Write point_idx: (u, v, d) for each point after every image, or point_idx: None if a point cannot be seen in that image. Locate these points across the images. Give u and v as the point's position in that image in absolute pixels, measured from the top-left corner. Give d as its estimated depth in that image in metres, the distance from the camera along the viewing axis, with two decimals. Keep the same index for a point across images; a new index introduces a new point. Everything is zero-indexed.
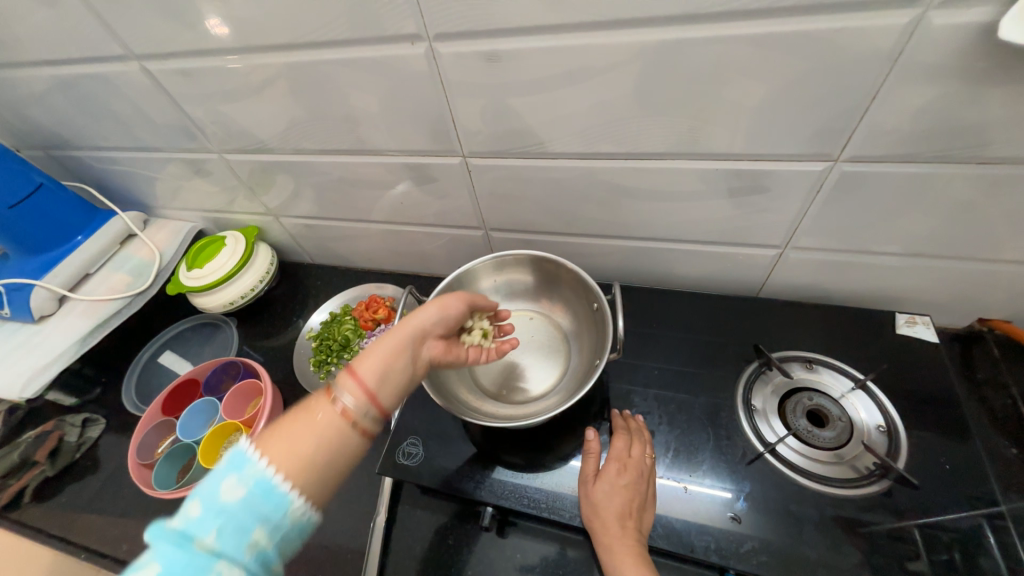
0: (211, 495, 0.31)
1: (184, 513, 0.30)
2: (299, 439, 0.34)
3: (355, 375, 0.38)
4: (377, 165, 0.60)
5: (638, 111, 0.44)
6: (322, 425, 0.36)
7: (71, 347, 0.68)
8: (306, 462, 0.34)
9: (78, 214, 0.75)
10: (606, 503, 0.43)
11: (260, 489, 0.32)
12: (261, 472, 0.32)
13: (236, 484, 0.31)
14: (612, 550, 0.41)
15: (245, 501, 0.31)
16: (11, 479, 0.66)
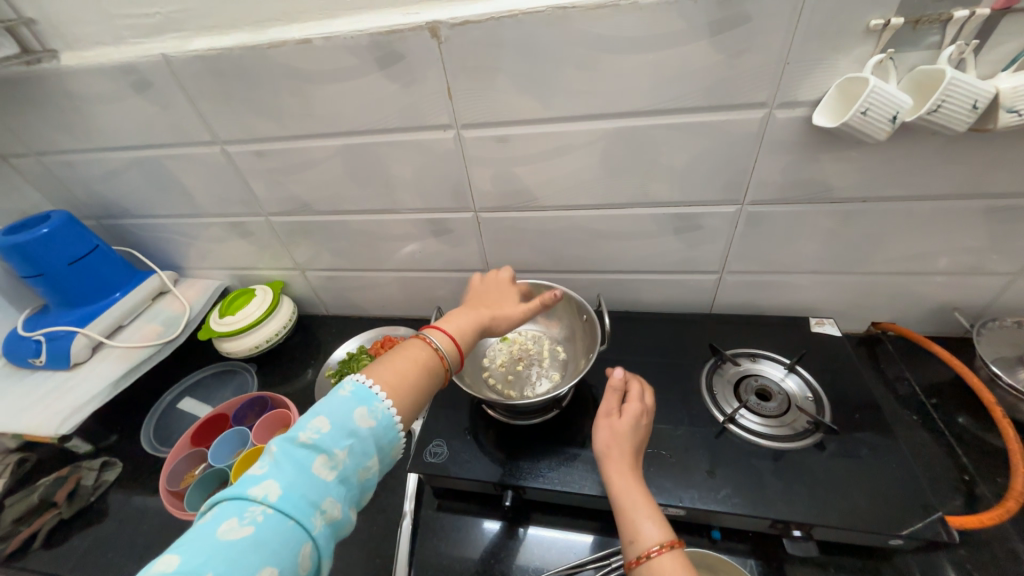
0: (345, 419, 0.44)
1: (319, 428, 0.43)
2: (401, 365, 0.49)
3: (440, 331, 0.54)
4: (402, 221, 0.75)
5: (605, 174, 0.62)
6: (415, 359, 0.50)
7: (106, 388, 0.73)
8: (402, 387, 0.48)
9: (120, 273, 0.84)
10: (619, 442, 0.51)
11: (378, 427, 0.45)
12: (384, 409, 0.46)
13: (365, 417, 0.45)
14: (617, 474, 0.49)
15: (370, 432, 0.44)
16: (22, 526, 0.66)
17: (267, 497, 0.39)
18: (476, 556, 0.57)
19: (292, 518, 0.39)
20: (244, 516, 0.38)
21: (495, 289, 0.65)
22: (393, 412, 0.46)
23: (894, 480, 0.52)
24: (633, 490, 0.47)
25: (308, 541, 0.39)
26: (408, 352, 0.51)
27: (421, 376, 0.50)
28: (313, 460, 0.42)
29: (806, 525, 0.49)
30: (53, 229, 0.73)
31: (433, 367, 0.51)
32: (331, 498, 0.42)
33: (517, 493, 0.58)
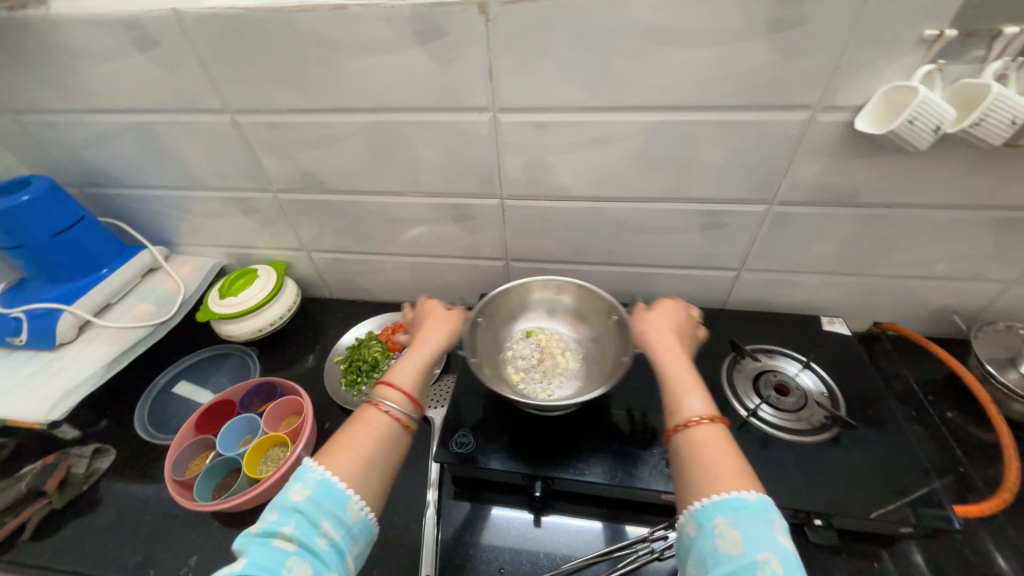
0: (287, 497, 0.42)
1: (267, 514, 0.41)
2: (356, 442, 0.46)
3: (392, 388, 0.50)
4: (423, 204, 0.72)
5: (640, 167, 0.62)
6: (370, 430, 0.47)
7: (98, 372, 0.68)
8: (363, 459, 0.45)
9: (109, 248, 0.77)
10: (658, 329, 0.55)
11: (318, 493, 0.42)
12: (322, 475, 0.43)
13: (300, 489, 0.42)
14: (665, 357, 0.51)
15: (308, 499, 0.41)
16: (9, 516, 0.62)
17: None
18: (502, 546, 0.58)
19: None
20: None
21: (432, 321, 0.60)
22: (337, 481, 0.43)
23: (908, 472, 0.55)
24: (674, 367, 0.49)
25: None
26: (362, 425, 0.48)
27: (381, 444, 0.47)
28: (268, 542, 0.39)
29: (826, 515, 0.52)
30: (35, 196, 0.66)
31: (393, 430, 0.48)
32: (295, 557, 0.39)
33: (545, 484, 0.59)
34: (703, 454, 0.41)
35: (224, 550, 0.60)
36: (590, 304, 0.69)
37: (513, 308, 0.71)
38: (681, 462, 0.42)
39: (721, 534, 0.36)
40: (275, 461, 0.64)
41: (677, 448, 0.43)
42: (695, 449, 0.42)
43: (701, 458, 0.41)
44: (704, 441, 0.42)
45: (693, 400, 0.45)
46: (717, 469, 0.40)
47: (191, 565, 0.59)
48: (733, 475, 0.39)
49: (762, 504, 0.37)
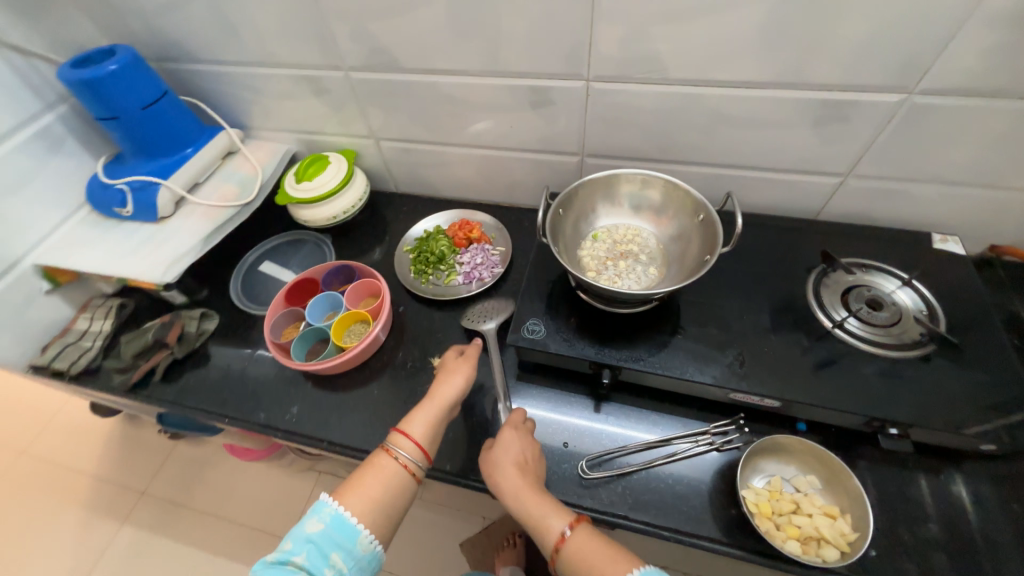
0: (302, 528, 0.50)
1: (285, 543, 0.49)
2: (369, 484, 0.53)
3: (405, 438, 0.56)
4: (501, 87, 0.67)
5: (758, 42, 0.53)
6: (384, 477, 0.54)
7: (198, 243, 0.74)
8: (371, 500, 0.52)
9: (191, 126, 0.79)
10: (507, 451, 0.55)
11: (332, 528, 0.50)
12: (334, 512, 0.51)
13: (317, 522, 0.50)
14: (524, 493, 0.52)
15: (322, 531, 0.49)
16: (142, 360, 0.72)
17: None
18: (567, 425, 0.62)
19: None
20: None
21: (452, 361, 0.63)
22: (343, 520, 0.50)
23: (1009, 394, 0.52)
24: (522, 484, 0.52)
25: None
26: (376, 467, 0.54)
27: (387, 494, 0.53)
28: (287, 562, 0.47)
29: (906, 424, 0.51)
30: (121, 66, 0.67)
31: (400, 480, 0.54)
32: None
33: (614, 374, 0.60)
34: (583, 560, 0.48)
35: (321, 404, 0.68)
36: (674, 201, 0.64)
37: (590, 201, 0.67)
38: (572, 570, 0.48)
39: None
40: (358, 335, 0.71)
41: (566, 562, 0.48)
42: (578, 554, 0.48)
43: (586, 560, 0.48)
44: (580, 547, 0.48)
45: (557, 511, 0.51)
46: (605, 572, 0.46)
47: (294, 413, 0.67)
48: (611, 564, 0.47)
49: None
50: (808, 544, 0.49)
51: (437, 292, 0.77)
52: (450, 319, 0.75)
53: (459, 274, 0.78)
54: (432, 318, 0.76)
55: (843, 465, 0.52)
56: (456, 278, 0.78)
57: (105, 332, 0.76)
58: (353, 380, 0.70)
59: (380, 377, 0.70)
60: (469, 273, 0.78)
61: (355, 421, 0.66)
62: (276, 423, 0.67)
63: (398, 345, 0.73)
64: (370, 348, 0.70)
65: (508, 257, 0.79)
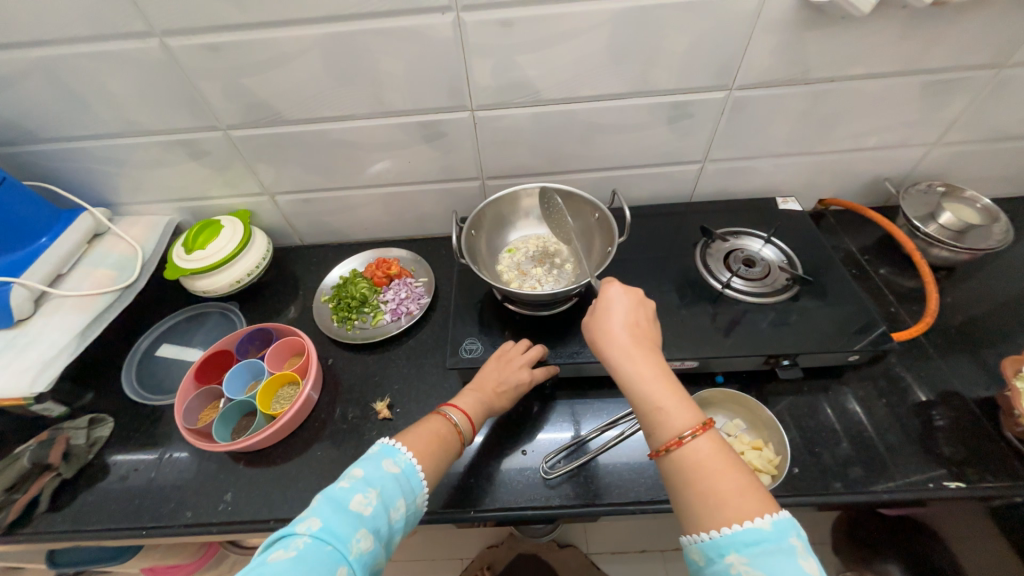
0: (375, 470, 0.46)
1: (353, 474, 0.46)
2: (421, 432, 0.52)
3: (459, 406, 0.57)
4: (392, 126, 0.69)
5: (608, 61, 0.62)
6: (438, 436, 0.53)
7: (73, 340, 0.65)
8: (423, 450, 0.51)
9: (43, 213, 0.70)
10: (607, 322, 0.50)
11: (406, 474, 0.48)
12: (407, 459, 0.49)
13: (393, 463, 0.48)
14: (645, 375, 0.46)
15: (396, 476, 0.47)
16: (17, 494, 0.59)
17: (309, 527, 0.40)
18: (521, 432, 0.64)
19: (327, 547, 0.39)
20: (289, 545, 0.39)
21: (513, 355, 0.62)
22: (415, 462, 0.49)
23: (857, 311, 0.64)
24: (647, 379, 0.46)
25: (345, 566, 0.39)
26: (428, 423, 0.54)
27: (435, 447, 0.51)
28: (350, 500, 0.43)
29: (793, 354, 0.61)
30: None
31: (448, 441, 0.53)
32: (364, 529, 0.42)
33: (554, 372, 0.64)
34: (703, 465, 0.41)
35: (258, 482, 0.62)
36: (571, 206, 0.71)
37: (498, 219, 0.71)
38: (678, 479, 0.42)
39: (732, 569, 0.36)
40: (288, 398, 0.66)
41: (678, 467, 0.42)
42: (695, 464, 0.41)
43: (707, 469, 0.41)
44: (705, 456, 0.41)
45: (683, 413, 0.44)
46: (720, 486, 0.40)
47: (228, 501, 0.61)
48: (738, 496, 0.39)
49: (778, 532, 0.37)
50: None
51: (367, 334, 0.75)
52: (384, 360, 0.73)
53: (385, 312, 0.77)
54: (366, 363, 0.74)
55: (757, 403, 0.61)
56: (383, 316, 0.77)
57: None
58: (289, 449, 0.65)
59: (321, 436, 0.66)
60: (395, 309, 0.77)
61: (300, 492, 0.61)
62: (208, 518, 0.59)
63: (334, 398, 0.69)
64: (306, 409, 0.66)
65: (431, 288, 0.80)
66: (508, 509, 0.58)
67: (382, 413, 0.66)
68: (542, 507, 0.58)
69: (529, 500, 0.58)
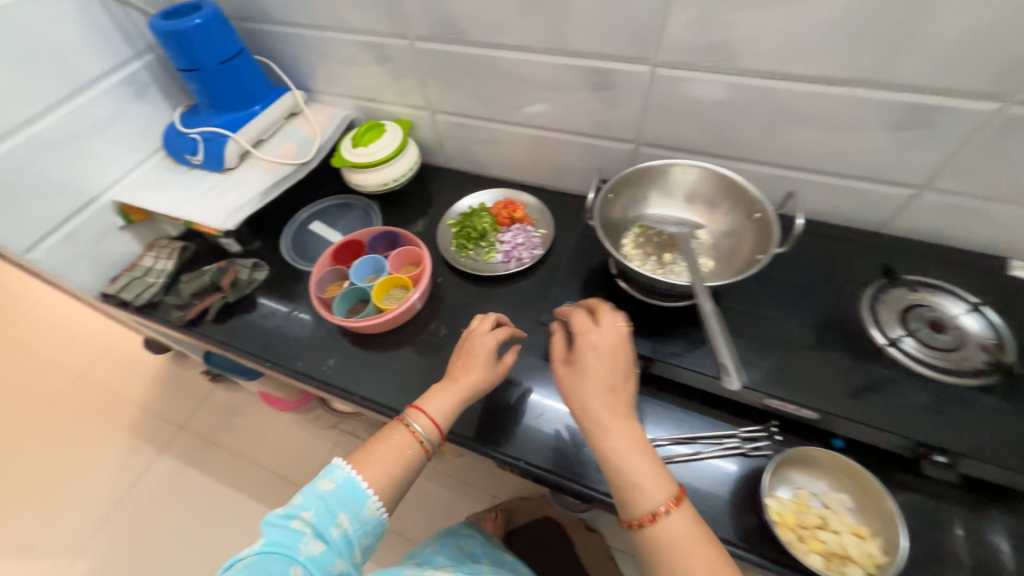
0: (313, 490, 0.50)
1: (297, 497, 0.50)
2: (381, 453, 0.54)
3: (424, 412, 0.56)
4: (563, 66, 0.66)
5: (842, 35, 0.50)
6: (397, 447, 0.54)
7: (257, 195, 0.78)
8: (384, 474, 0.52)
9: (261, 85, 0.83)
10: (591, 373, 0.48)
11: (343, 488, 0.50)
12: (347, 474, 0.52)
13: (328, 481, 0.51)
14: (626, 450, 0.45)
15: (334, 490, 0.50)
16: (198, 300, 0.77)
17: (252, 546, 0.46)
18: None
19: (275, 556, 0.45)
20: (240, 563, 0.45)
21: (476, 347, 0.59)
22: (361, 481, 0.51)
23: None
24: (625, 442, 0.45)
25: (296, 567, 0.45)
26: (391, 441, 0.55)
27: (399, 465, 0.53)
28: (292, 520, 0.48)
29: (957, 455, 0.48)
30: (205, 21, 0.71)
31: (413, 450, 0.55)
32: (309, 538, 0.47)
33: (647, 365, 0.60)
34: (672, 543, 0.41)
35: (355, 360, 0.71)
36: (732, 195, 0.62)
37: (642, 191, 0.65)
38: (649, 554, 0.42)
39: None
40: (396, 299, 0.73)
41: (655, 539, 0.42)
42: (666, 542, 0.41)
43: (678, 551, 0.41)
44: (679, 532, 0.41)
45: (657, 484, 0.43)
46: (689, 568, 0.40)
47: (330, 366, 0.71)
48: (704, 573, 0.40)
49: None
50: (831, 561, 0.49)
51: (476, 265, 0.78)
52: (485, 294, 0.76)
53: (498, 252, 0.79)
54: (467, 293, 0.77)
55: (884, 491, 0.50)
56: (495, 255, 0.79)
57: (167, 270, 0.82)
58: (385, 343, 0.72)
59: (414, 342, 0.72)
60: (508, 252, 0.78)
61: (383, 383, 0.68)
62: (313, 373, 0.70)
63: (432, 313, 0.75)
64: (409, 314, 0.73)
65: (547, 241, 0.79)
66: (518, 459, 0.60)
67: None
68: (550, 471, 0.59)
69: (579, 475, 0.58)
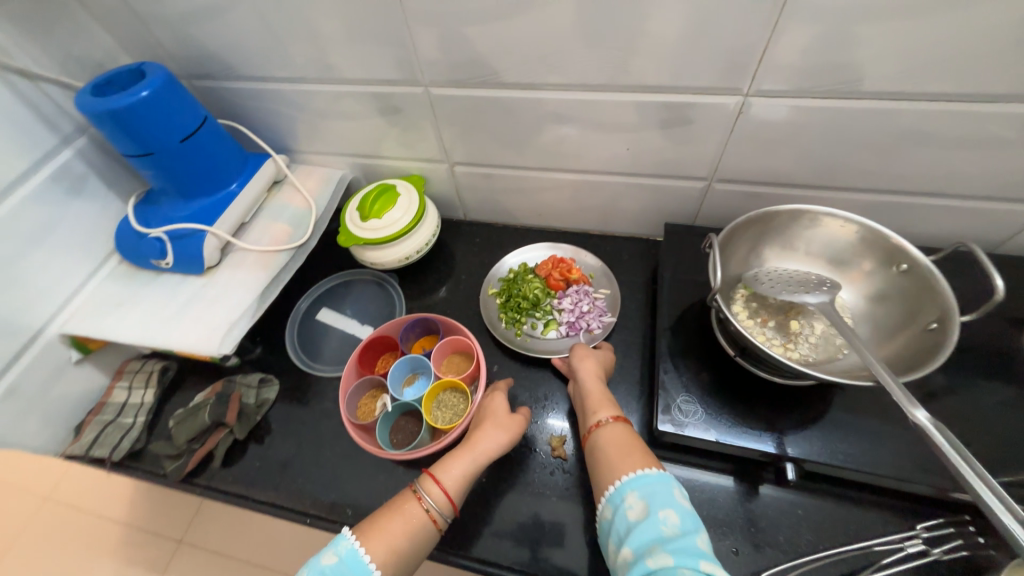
0: (311, 565, 0.39)
1: None
2: (389, 528, 0.43)
3: (439, 480, 0.47)
4: (627, 104, 0.54)
5: (1009, 45, 0.40)
6: (407, 520, 0.44)
7: (256, 300, 0.62)
8: (392, 550, 0.41)
9: (234, 157, 0.66)
10: (587, 382, 0.55)
11: (348, 564, 0.39)
12: (352, 546, 0.40)
13: (331, 554, 0.40)
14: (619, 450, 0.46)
15: (336, 566, 0.39)
16: (196, 445, 0.61)
17: None
18: (731, 521, 0.51)
19: None
20: None
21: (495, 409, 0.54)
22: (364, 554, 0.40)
23: None
24: (592, 390, 0.54)
25: None
26: (400, 512, 0.44)
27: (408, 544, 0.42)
28: None
29: None
30: (154, 92, 0.53)
31: (424, 526, 0.44)
32: None
33: (797, 467, 0.51)
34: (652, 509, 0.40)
35: None
36: (863, 246, 0.54)
37: (752, 244, 0.57)
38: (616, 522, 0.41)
39: (629, 505, 0.41)
40: (448, 408, 0.59)
41: (591, 450, 0.49)
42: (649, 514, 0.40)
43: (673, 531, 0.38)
44: (610, 439, 0.48)
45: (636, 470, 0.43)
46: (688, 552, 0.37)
47: None
48: None
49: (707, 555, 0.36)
50: None
51: (536, 344, 0.66)
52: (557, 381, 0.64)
53: (558, 323, 0.67)
54: (532, 380, 0.65)
55: None
56: (556, 328, 0.67)
57: (148, 405, 0.65)
58: None
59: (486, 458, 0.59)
60: (573, 323, 0.66)
61: (460, 522, 0.56)
62: None
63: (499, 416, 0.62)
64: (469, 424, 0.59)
65: (615, 304, 0.68)
66: (490, 563, 0.53)
67: (557, 449, 0.59)
68: (527, 574, 0.52)
69: None
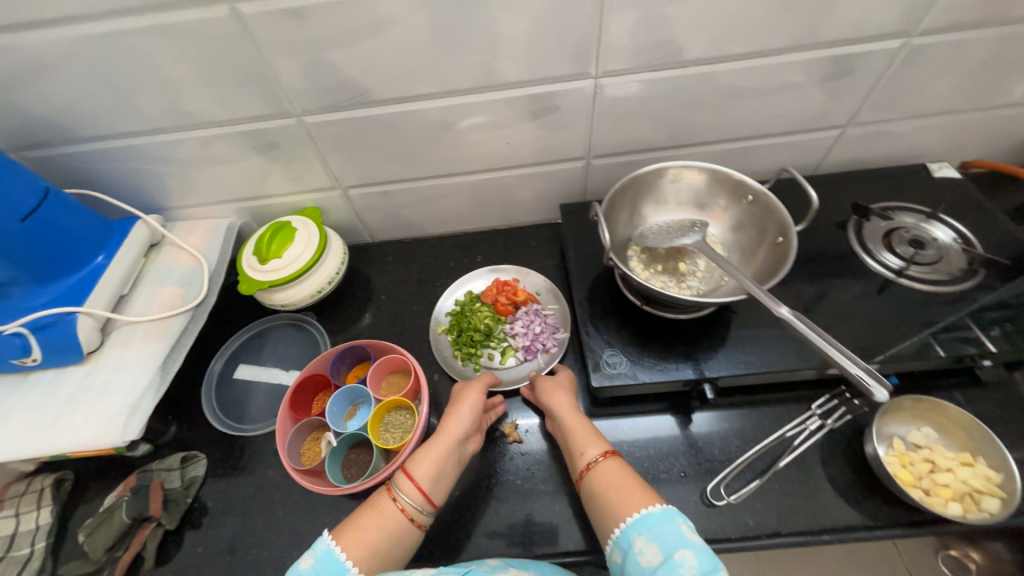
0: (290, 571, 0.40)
1: None
2: (364, 528, 0.44)
3: (408, 473, 0.47)
4: (497, 101, 0.58)
5: (775, 8, 0.50)
6: (382, 520, 0.44)
7: (157, 373, 0.57)
8: (368, 549, 0.42)
9: (95, 226, 0.60)
10: (569, 415, 0.53)
11: (324, 564, 0.40)
12: (328, 546, 0.42)
13: (308, 557, 0.41)
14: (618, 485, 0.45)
15: (313, 568, 0.40)
16: (119, 551, 0.53)
17: None
18: (676, 450, 0.57)
19: None
20: None
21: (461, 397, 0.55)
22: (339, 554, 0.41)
23: None
24: (575, 424, 0.52)
25: None
26: (375, 511, 0.45)
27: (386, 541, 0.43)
28: None
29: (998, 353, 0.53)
30: None
31: (400, 521, 0.45)
32: None
33: (713, 386, 0.58)
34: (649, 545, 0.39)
35: None
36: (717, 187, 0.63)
37: (631, 205, 0.64)
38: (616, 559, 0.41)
39: (640, 550, 0.39)
40: (396, 428, 0.58)
41: (588, 490, 0.47)
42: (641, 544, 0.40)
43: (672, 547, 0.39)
44: (605, 477, 0.46)
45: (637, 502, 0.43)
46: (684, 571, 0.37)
47: None
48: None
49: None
50: (966, 501, 0.50)
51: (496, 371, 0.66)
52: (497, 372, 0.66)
53: (515, 348, 0.67)
54: None
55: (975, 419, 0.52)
56: (514, 353, 0.67)
57: (45, 526, 0.56)
58: None
59: None
60: (530, 346, 0.67)
61: (434, 532, 0.55)
62: None
63: None
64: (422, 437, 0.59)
65: (567, 319, 0.69)
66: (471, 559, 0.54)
67: (512, 435, 0.61)
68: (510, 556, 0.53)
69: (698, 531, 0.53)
